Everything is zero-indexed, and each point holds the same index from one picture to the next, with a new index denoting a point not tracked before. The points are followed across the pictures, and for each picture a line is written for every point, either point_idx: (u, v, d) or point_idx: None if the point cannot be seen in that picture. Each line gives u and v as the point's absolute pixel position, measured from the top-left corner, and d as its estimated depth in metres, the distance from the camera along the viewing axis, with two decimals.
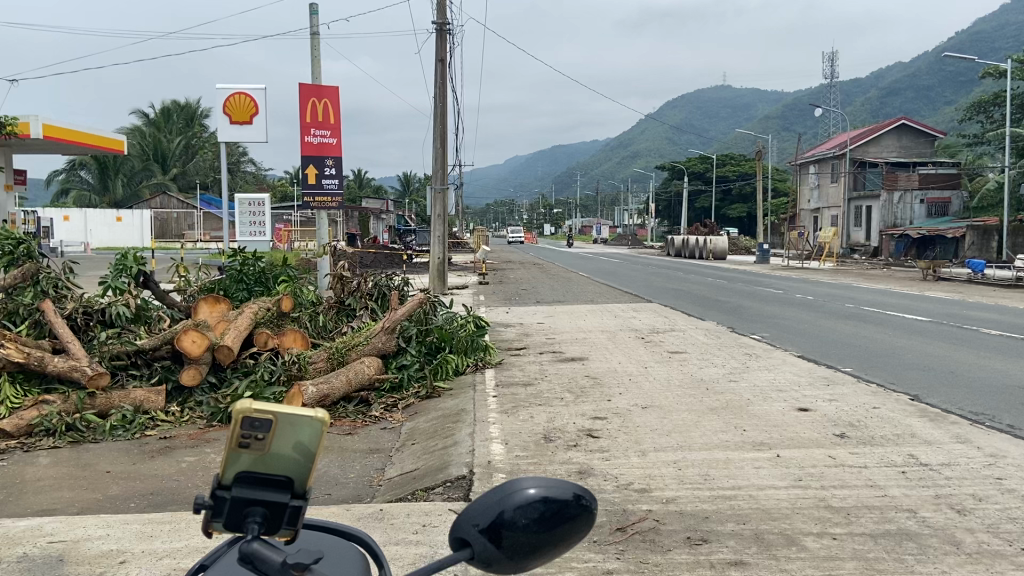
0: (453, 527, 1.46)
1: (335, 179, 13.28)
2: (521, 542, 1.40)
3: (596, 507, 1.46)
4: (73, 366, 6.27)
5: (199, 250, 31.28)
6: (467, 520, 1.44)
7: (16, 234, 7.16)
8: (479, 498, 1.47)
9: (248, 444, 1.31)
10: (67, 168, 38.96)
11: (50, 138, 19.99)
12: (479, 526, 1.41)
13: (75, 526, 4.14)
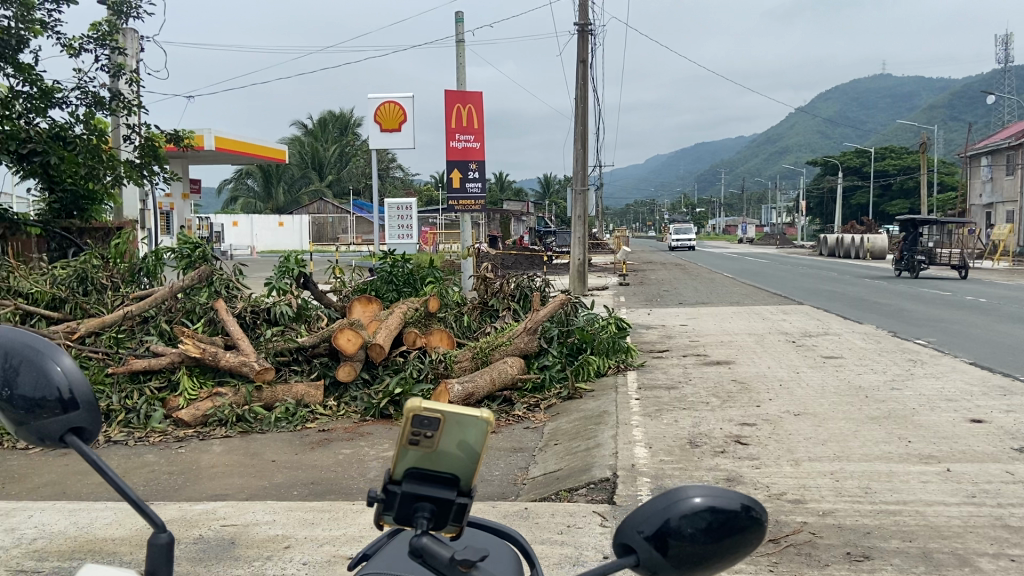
0: (617, 534, 1.45)
1: (479, 182, 13.57)
2: (688, 551, 1.37)
3: (766, 519, 1.41)
4: (243, 360, 6.76)
5: (352, 253, 32.94)
6: (632, 527, 1.42)
7: (193, 239, 7.82)
8: (642, 506, 1.45)
9: (417, 441, 1.36)
10: (235, 178, 42.15)
11: (221, 150, 21.67)
12: (644, 533, 1.39)
13: (245, 511, 4.46)
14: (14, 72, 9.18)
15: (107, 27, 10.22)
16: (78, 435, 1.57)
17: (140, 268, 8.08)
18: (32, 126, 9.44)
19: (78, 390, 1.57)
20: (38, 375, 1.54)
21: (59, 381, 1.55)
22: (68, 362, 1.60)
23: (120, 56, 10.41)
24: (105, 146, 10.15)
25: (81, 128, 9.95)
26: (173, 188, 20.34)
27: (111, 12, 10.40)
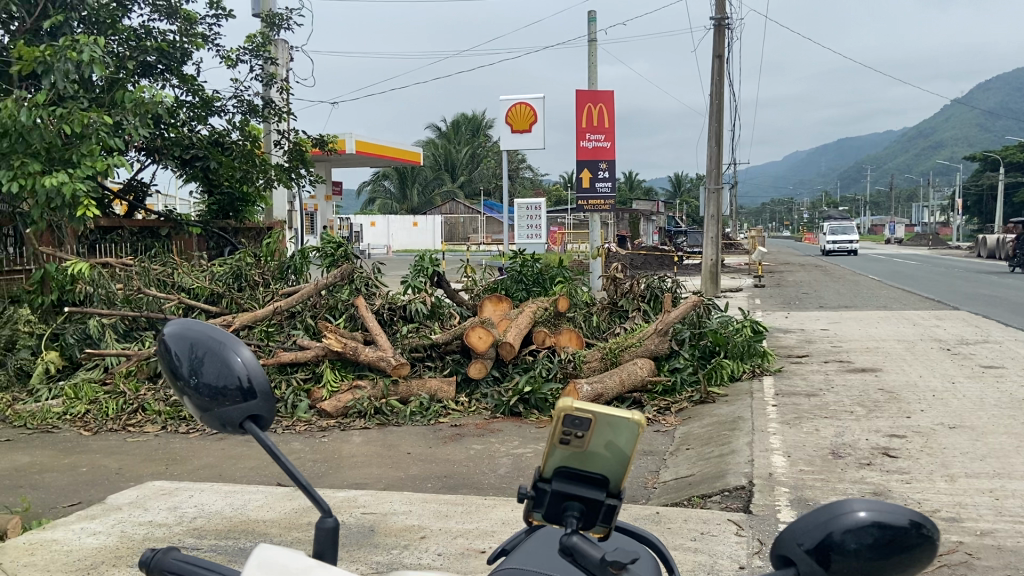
0: (776, 545, 1.41)
1: (608, 182, 13.48)
2: (853, 568, 1.31)
3: (939, 538, 1.33)
4: (380, 355, 7.06)
5: (482, 253, 33.57)
6: (791, 539, 1.38)
7: (336, 239, 8.20)
8: (802, 517, 1.41)
9: (567, 441, 1.40)
10: (373, 180, 43.92)
11: (362, 153, 22.64)
12: (805, 546, 1.35)
13: (383, 500, 4.63)
14: (180, 83, 9.94)
15: (261, 39, 10.91)
16: (255, 423, 1.69)
17: (288, 266, 8.54)
18: (195, 133, 10.19)
19: (256, 379, 1.68)
20: (221, 366, 1.66)
21: (239, 371, 1.67)
22: (247, 354, 1.72)
23: (272, 66, 11.08)
24: (258, 152, 10.83)
25: (237, 135, 10.64)
26: (317, 191, 21.42)
27: (265, 24, 11.09)
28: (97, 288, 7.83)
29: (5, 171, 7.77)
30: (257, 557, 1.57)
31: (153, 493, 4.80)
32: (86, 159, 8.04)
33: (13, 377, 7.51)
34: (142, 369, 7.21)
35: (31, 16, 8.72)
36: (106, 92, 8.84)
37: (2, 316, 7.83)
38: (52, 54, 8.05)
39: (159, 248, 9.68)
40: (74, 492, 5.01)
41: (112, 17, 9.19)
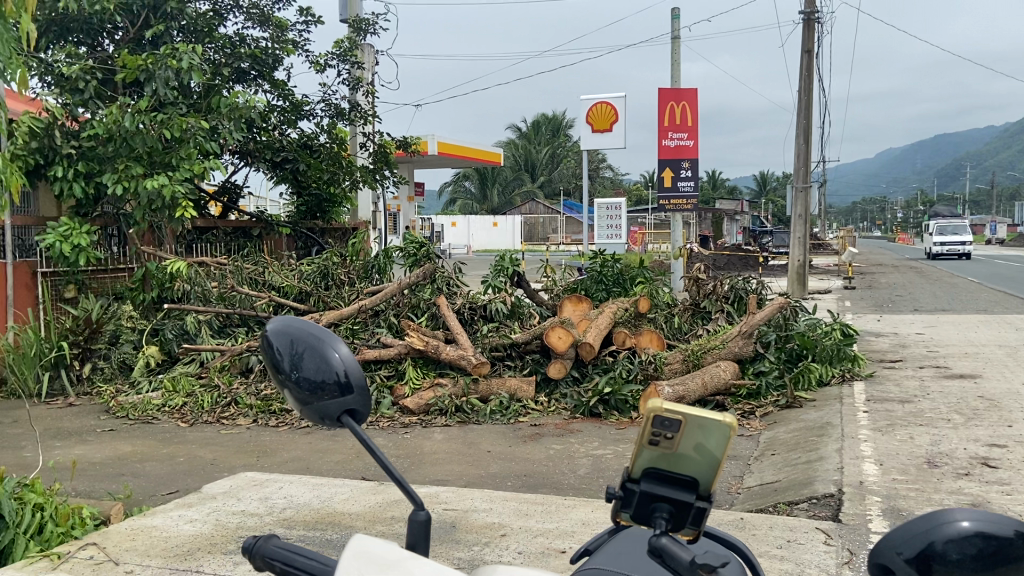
0: (873, 555, 1.37)
1: (691, 181, 13.27)
2: None
3: None
4: (461, 354, 7.16)
5: (562, 253, 33.53)
6: (889, 548, 1.34)
7: (419, 239, 8.34)
8: (900, 527, 1.36)
9: (657, 441, 1.39)
10: (454, 180, 44.46)
11: (444, 154, 22.96)
12: (904, 555, 1.30)
13: (464, 497, 4.69)
14: (272, 88, 10.30)
15: (348, 44, 11.19)
16: (351, 417, 1.73)
17: (372, 265, 8.73)
18: (285, 136, 10.55)
19: (353, 374, 1.72)
20: (320, 361, 1.71)
21: (337, 366, 1.72)
22: (345, 349, 1.77)
23: (358, 70, 11.36)
24: (345, 154, 11.12)
25: (325, 138, 10.95)
26: (400, 192, 21.83)
27: (352, 29, 11.38)
28: (194, 286, 8.30)
29: (111, 174, 8.23)
30: (352, 547, 1.61)
31: (245, 483, 4.99)
32: (184, 162, 8.44)
33: (117, 370, 7.95)
34: (234, 364, 7.59)
35: (135, 27, 9.21)
36: (203, 98, 9.23)
37: (108, 312, 8.27)
38: (154, 62, 8.51)
39: (251, 248, 10.05)
40: (172, 481, 5.26)
41: (210, 26, 9.59)
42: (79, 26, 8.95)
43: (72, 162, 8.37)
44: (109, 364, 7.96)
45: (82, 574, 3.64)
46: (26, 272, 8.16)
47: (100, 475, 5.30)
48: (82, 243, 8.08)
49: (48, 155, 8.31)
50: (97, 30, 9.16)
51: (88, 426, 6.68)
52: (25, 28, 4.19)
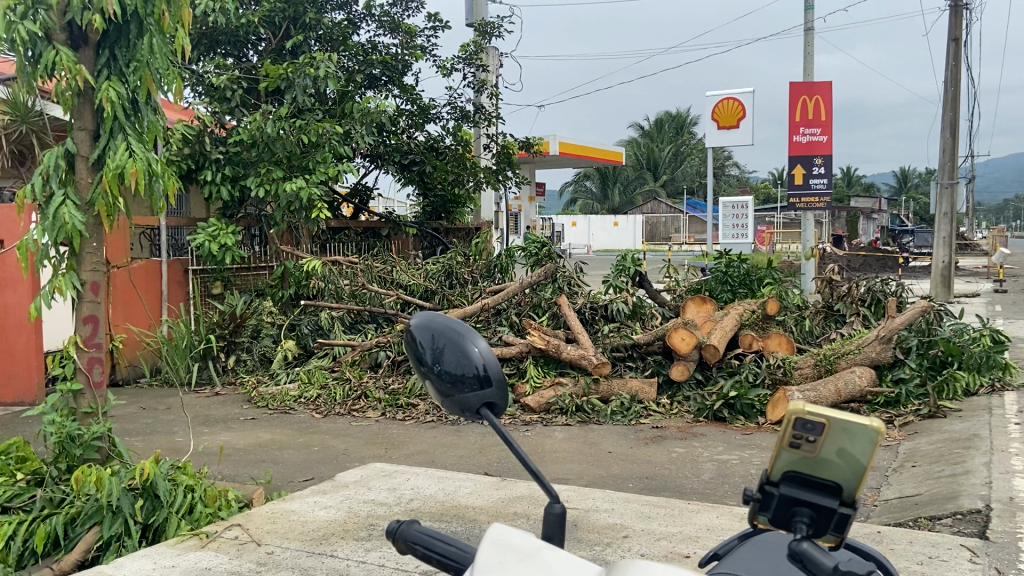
0: None
1: (824, 178, 12.69)
2: None
3: None
4: (581, 353, 7.17)
5: (685, 253, 32.86)
6: None
7: (540, 239, 8.41)
8: None
9: (798, 444, 1.36)
10: (575, 180, 44.43)
11: (566, 154, 23.00)
12: None
13: (585, 497, 4.69)
14: (401, 93, 10.65)
15: (474, 47, 11.41)
16: (490, 410, 1.77)
17: (495, 264, 8.88)
18: (413, 139, 10.88)
19: (491, 368, 1.76)
20: (460, 355, 1.77)
21: (476, 361, 1.76)
22: (483, 344, 1.81)
23: (483, 73, 11.56)
24: (469, 156, 11.34)
25: (451, 139, 11.22)
26: (521, 192, 22.06)
27: (477, 33, 11.60)
28: (328, 284, 8.70)
29: (255, 178, 8.76)
30: (489, 538, 1.66)
31: (374, 474, 5.19)
32: (320, 165, 8.88)
33: (258, 362, 8.43)
34: (364, 358, 7.91)
35: (277, 37, 9.76)
36: (338, 104, 9.65)
37: (251, 306, 8.84)
38: (294, 71, 9.00)
39: (379, 247, 10.45)
40: (307, 469, 5.54)
41: (344, 35, 9.98)
42: (226, 38, 9.56)
43: (219, 167, 8.95)
44: (251, 356, 8.48)
45: (229, 553, 3.90)
46: (179, 270, 8.81)
47: (243, 461, 5.65)
48: (228, 243, 8.65)
49: (198, 161, 8.93)
50: (242, 42, 9.75)
51: (232, 415, 7.12)
52: (182, 40, 4.52)
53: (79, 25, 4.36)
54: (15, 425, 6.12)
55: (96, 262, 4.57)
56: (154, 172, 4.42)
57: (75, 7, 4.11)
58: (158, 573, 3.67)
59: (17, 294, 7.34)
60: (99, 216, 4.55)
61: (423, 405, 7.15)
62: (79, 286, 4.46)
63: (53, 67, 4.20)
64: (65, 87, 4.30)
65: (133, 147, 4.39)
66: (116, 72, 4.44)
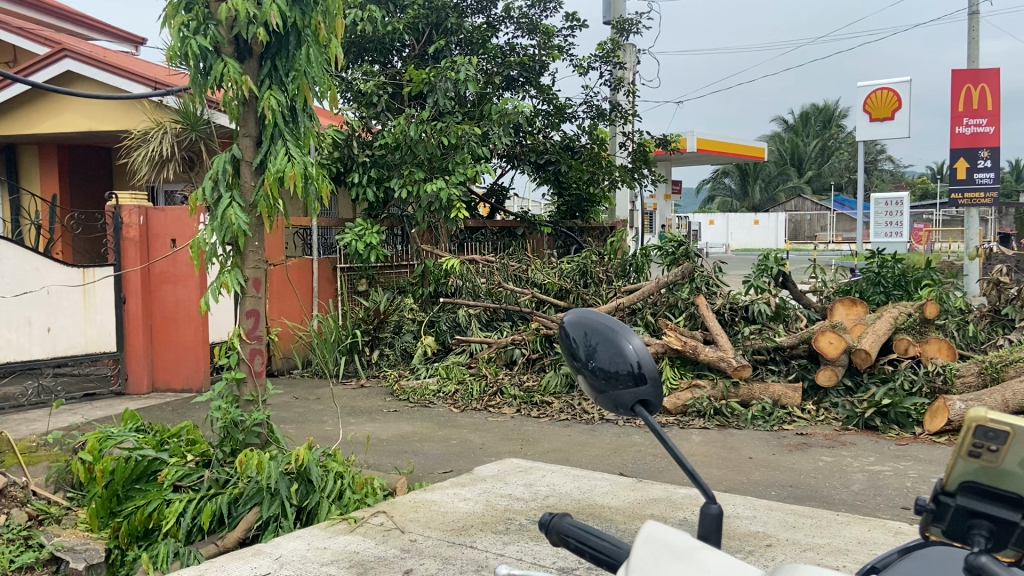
0: None
1: (991, 172, 11.71)
2: None
3: None
4: (721, 356, 6.97)
5: (831, 253, 31.24)
6: None
7: (678, 238, 8.24)
8: None
9: (979, 454, 1.35)
10: (713, 178, 43.23)
11: (704, 151, 22.43)
12: None
13: (725, 502, 4.56)
14: (538, 93, 10.75)
15: (611, 45, 11.35)
16: (644, 407, 1.76)
17: (630, 264, 8.81)
18: (549, 139, 10.96)
19: (646, 365, 1.75)
20: (614, 352, 1.76)
21: (631, 357, 1.75)
22: (638, 341, 1.80)
23: (620, 70, 11.49)
24: (605, 154, 11.30)
25: (587, 138, 11.21)
26: (657, 191, 21.70)
27: (615, 30, 11.54)
28: (466, 282, 8.96)
29: (399, 180, 9.10)
30: (643, 534, 1.66)
31: (512, 469, 5.27)
32: (459, 166, 9.11)
33: (400, 357, 8.82)
34: (499, 356, 8.10)
35: (420, 43, 10.09)
36: (477, 105, 9.85)
37: (394, 303, 9.18)
38: (436, 75, 9.28)
39: (515, 246, 10.62)
40: (447, 461, 5.71)
41: (484, 38, 10.17)
42: (373, 46, 9.97)
43: (366, 169, 9.35)
44: (393, 351, 8.84)
45: (376, 538, 4.09)
46: (328, 267, 9.32)
47: (388, 451, 5.89)
48: (373, 242, 9.03)
49: (347, 164, 9.38)
50: (388, 49, 10.14)
51: (376, 407, 7.43)
52: (336, 49, 4.77)
53: (245, 39, 4.70)
54: (186, 409, 6.66)
55: (258, 260, 4.93)
56: (310, 175, 4.70)
57: (241, 22, 4.43)
58: (312, 554, 3.90)
59: (187, 290, 7.95)
60: (261, 216, 4.88)
61: (557, 403, 7.20)
62: (244, 282, 4.82)
63: (222, 78, 4.55)
64: (232, 97, 4.65)
65: (292, 152, 4.68)
66: (277, 82, 4.76)
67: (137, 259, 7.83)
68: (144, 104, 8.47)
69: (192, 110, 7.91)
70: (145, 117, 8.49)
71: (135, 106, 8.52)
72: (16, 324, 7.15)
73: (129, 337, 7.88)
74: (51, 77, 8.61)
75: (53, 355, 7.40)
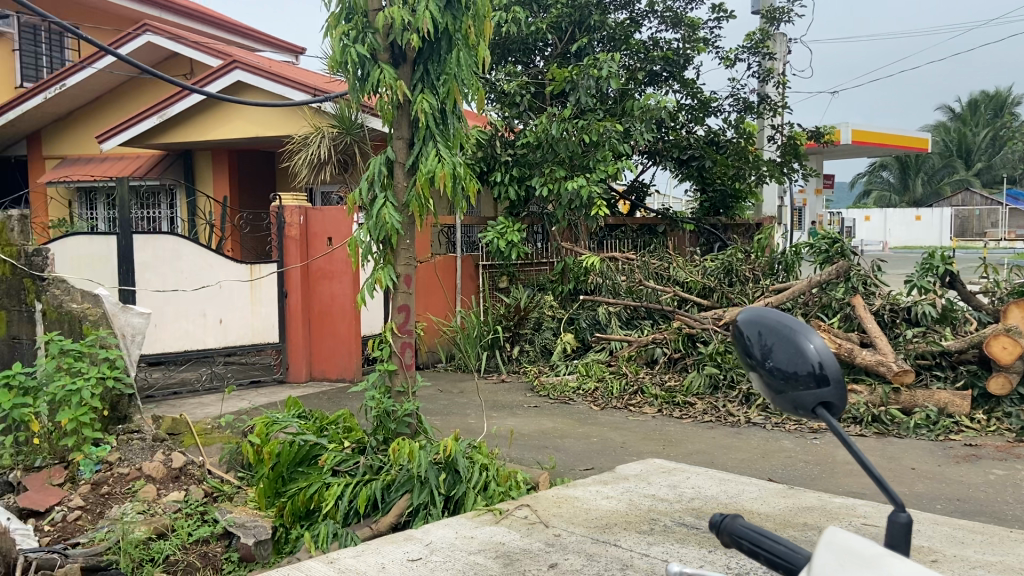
0: None
1: None
2: None
3: None
4: (879, 360, 6.60)
5: (1004, 251, 28.70)
6: None
7: (832, 235, 7.83)
8: None
9: None
10: (868, 171, 40.80)
11: (859, 143, 21.20)
12: None
13: (884, 513, 4.30)
14: (682, 88, 10.55)
15: (760, 36, 10.97)
16: (826, 410, 1.70)
17: (779, 262, 8.50)
18: (693, 134, 10.73)
19: (828, 366, 1.69)
20: (794, 351, 1.71)
21: (812, 357, 1.70)
22: (819, 340, 1.74)
23: (769, 61, 11.09)
24: (752, 149, 10.95)
25: (733, 133, 10.89)
26: (808, 186, 20.73)
27: (764, 20, 11.14)
28: (605, 280, 8.99)
29: (540, 178, 9.21)
30: (825, 540, 1.63)
31: (655, 469, 5.22)
32: (600, 164, 9.10)
33: (540, 353, 8.92)
34: (640, 355, 8.04)
35: (563, 41, 10.13)
36: (618, 102, 9.80)
37: (534, 300, 9.23)
38: (578, 73, 9.30)
39: (656, 244, 10.50)
40: (588, 458, 5.72)
41: (626, 34, 10.10)
42: (517, 46, 10.12)
43: (508, 168, 9.50)
44: (534, 347, 8.94)
45: (521, 530, 4.16)
46: (471, 264, 9.58)
47: (530, 446, 5.97)
48: (514, 239, 9.17)
49: (490, 163, 9.57)
50: (531, 49, 10.24)
51: (518, 402, 7.54)
52: (484, 51, 4.90)
53: (400, 45, 4.91)
54: (340, 398, 7.03)
55: (409, 257, 5.13)
56: (460, 175, 4.85)
57: (397, 29, 4.65)
58: (460, 542, 4.02)
59: (342, 285, 8.39)
60: (413, 215, 5.08)
61: (700, 404, 7.05)
62: (396, 278, 5.04)
63: (378, 84, 4.79)
64: (387, 102, 4.89)
65: (442, 153, 4.85)
66: (429, 85, 4.94)
67: (297, 257, 8.37)
68: (306, 110, 9.01)
69: (348, 115, 8.44)
70: (305, 122, 9.04)
71: (297, 112, 9.08)
72: (192, 315, 7.77)
73: (290, 330, 8.44)
74: (223, 87, 9.31)
75: (226, 344, 7.98)
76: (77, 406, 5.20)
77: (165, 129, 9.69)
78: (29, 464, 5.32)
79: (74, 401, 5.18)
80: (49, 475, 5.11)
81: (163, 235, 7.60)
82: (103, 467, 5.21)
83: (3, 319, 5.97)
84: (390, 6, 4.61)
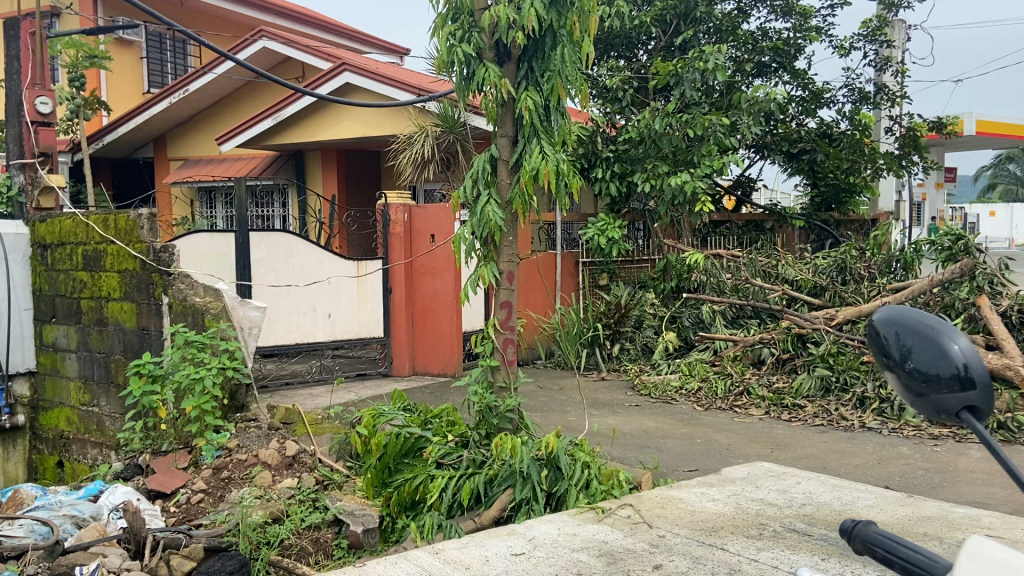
0: None
1: None
2: None
3: None
4: (1008, 364, 6.18)
5: None
6: None
7: (956, 230, 7.37)
8: None
9: None
10: (994, 164, 38.32)
11: (985, 134, 19.95)
12: None
13: (1013, 526, 4.03)
14: (792, 79, 10.20)
15: (877, 23, 10.47)
16: (971, 414, 1.60)
17: (895, 259, 8.12)
18: (803, 126, 10.34)
19: (975, 368, 1.59)
20: (937, 351, 1.61)
21: (956, 359, 1.60)
22: (964, 341, 1.63)
23: (886, 49, 10.58)
24: (867, 141, 10.48)
25: (846, 125, 10.45)
26: (927, 180, 19.67)
27: (882, 5, 10.62)
28: (710, 278, 8.74)
29: (642, 174, 9.10)
30: (968, 550, 1.54)
31: (763, 473, 5.07)
32: (705, 159, 8.90)
33: (640, 351, 8.80)
34: (747, 355, 7.83)
35: (667, 34, 9.93)
36: (724, 95, 9.55)
37: (635, 298, 9.14)
38: (683, 66, 9.12)
39: (763, 240, 10.21)
40: (692, 459, 5.61)
41: (733, 25, 9.85)
42: (620, 41, 10.00)
43: (609, 164, 9.43)
44: (634, 346, 8.83)
45: (623, 530, 4.13)
46: (571, 261, 9.55)
47: (632, 445, 5.91)
48: (615, 236, 9.09)
49: (591, 159, 9.51)
50: (634, 43, 10.10)
51: (619, 400, 7.47)
52: (588, 47, 4.87)
53: (504, 43, 4.95)
54: (443, 393, 7.16)
55: (512, 254, 5.16)
56: (564, 172, 4.83)
57: (502, 27, 4.69)
58: (563, 539, 4.03)
59: (444, 281, 8.56)
60: (516, 212, 5.11)
61: (811, 407, 6.80)
62: (498, 275, 5.08)
63: (482, 83, 4.85)
64: (491, 100, 4.94)
65: (546, 150, 4.84)
66: (533, 82, 4.94)
67: (401, 254, 8.57)
68: (411, 110, 9.19)
69: (450, 113, 8.69)
70: (410, 122, 9.24)
71: (402, 112, 9.29)
72: (303, 309, 8.09)
73: (393, 325, 8.64)
74: (333, 89, 9.63)
75: (334, 338, 8.27)
76: (200, 394, 5.51)
77: (279, 130, 10.12)
78: (157, 448, 5.67)
79: (197, 390, 5.49)
80: (174, 459, 5.44)
81: (277, 232, 7.93)
82: (223, 453, 5.49)
83: (133, 311, 6.35)
84: (495, 5, 4.65)
